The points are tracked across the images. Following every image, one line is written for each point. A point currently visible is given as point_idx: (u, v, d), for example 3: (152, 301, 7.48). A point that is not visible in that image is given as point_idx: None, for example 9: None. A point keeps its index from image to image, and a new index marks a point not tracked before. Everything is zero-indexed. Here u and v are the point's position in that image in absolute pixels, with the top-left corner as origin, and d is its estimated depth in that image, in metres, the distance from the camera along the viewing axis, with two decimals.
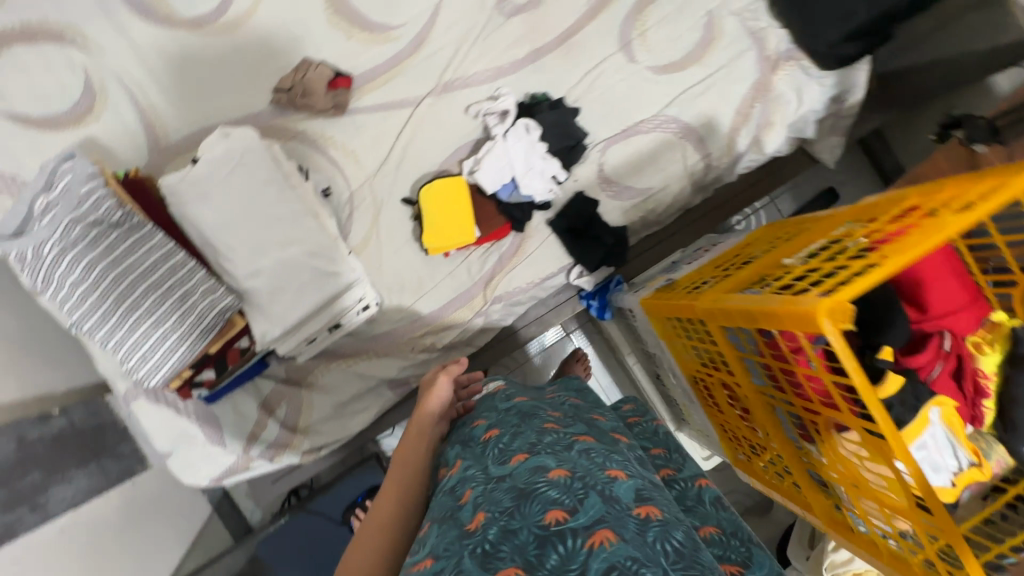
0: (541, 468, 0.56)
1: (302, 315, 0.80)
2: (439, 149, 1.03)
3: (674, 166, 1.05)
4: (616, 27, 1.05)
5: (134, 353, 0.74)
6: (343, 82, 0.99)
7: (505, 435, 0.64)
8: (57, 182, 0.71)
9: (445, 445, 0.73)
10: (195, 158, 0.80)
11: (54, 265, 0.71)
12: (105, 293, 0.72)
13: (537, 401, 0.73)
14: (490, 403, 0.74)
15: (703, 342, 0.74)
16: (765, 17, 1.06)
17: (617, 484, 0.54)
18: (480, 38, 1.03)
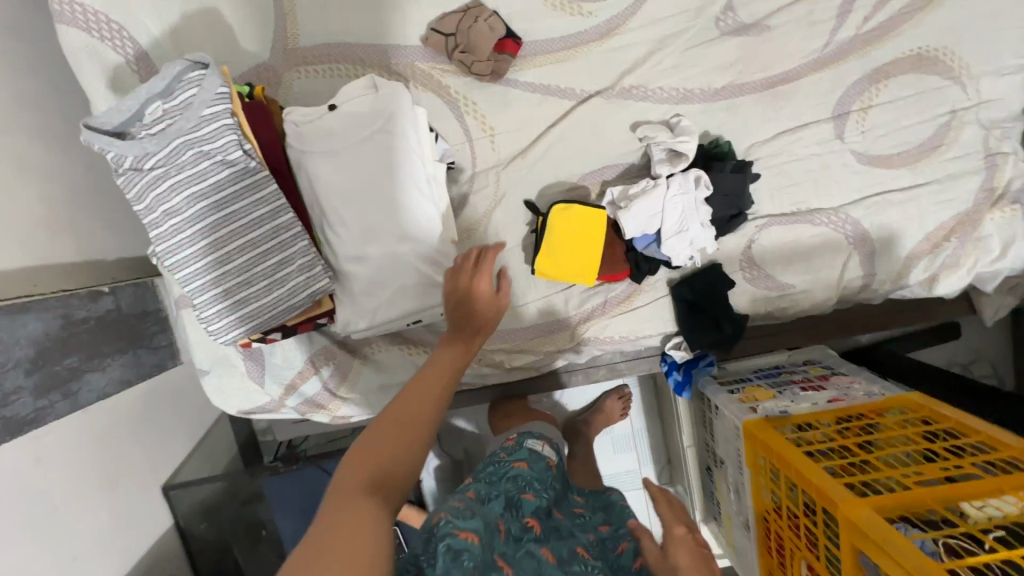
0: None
1: (393, 317, 0.71)
2: (585, 160, 0.89)
3: (829, 272, 0.91)
4: (838, 90, 0.87)
5: (210, 303, 0.66)
6: (511, 47, 0.83)
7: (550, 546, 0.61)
8: (179, 92, 0.61)
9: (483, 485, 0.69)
10: (332, 106, 0.69)
11: (153, 187, 0.62)
12: (197, 233, 0.64)
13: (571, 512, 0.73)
14: (542, 477, 0.74)
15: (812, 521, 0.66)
16: (1012, 142, 0.87)
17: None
18: (680, 49, 0.85)
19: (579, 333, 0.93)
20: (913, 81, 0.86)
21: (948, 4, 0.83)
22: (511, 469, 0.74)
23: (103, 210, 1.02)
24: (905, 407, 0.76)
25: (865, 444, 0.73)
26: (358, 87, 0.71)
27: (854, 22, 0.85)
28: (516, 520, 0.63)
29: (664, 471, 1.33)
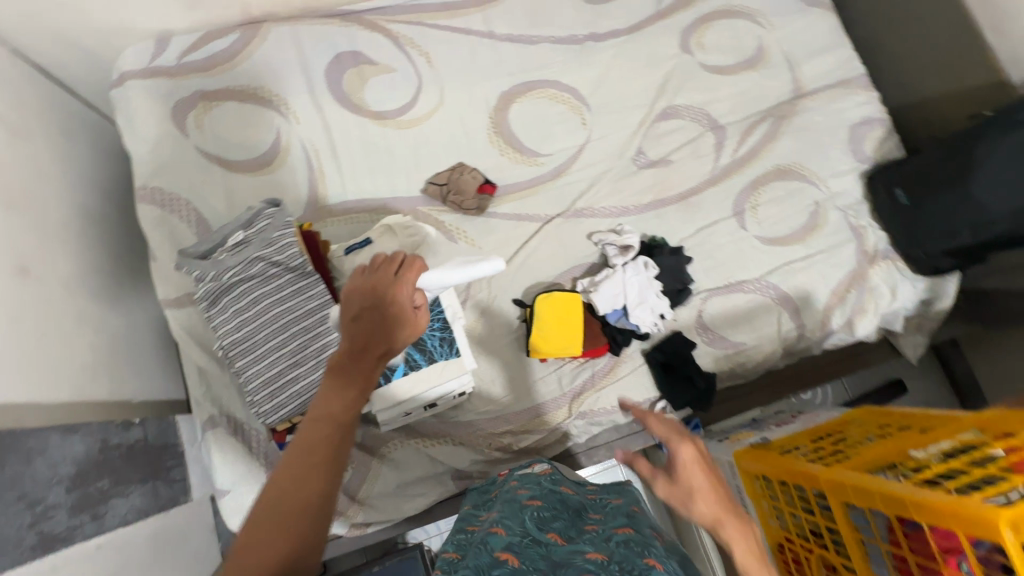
0: (578, 550, 0.59)
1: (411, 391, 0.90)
2: (557, 263, 1.12)
3: (769, 328, 1.11)
4: (732, 196, 1.18)
5: (263, 388, 0.79)
6: (489, 189, 1.12)
7: (546, 513, 0.68)
8: (255, 222, 0.82)
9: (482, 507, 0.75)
10: (367, 240, 0.92)
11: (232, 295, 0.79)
12: (261, 328, 0.79)
13: (574, 493, 0.78)
14: (534, 479, 0.78)
15: (812, 514, 0.75)
16: (866, 218, 1.18)
17: (640, 556, 0.57)
18: (611, 180, 1.17)
19: (576, 407, 1.05)
20: (781, 185, 1.19)
21: (786, 137, 1.21)
22: (505, 489, 0.77)
23: (138, 356, 1.14)
24: (862, 417, 0.89)
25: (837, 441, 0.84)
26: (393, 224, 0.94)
27: (728, 153, 1.20)
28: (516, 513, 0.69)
29: None
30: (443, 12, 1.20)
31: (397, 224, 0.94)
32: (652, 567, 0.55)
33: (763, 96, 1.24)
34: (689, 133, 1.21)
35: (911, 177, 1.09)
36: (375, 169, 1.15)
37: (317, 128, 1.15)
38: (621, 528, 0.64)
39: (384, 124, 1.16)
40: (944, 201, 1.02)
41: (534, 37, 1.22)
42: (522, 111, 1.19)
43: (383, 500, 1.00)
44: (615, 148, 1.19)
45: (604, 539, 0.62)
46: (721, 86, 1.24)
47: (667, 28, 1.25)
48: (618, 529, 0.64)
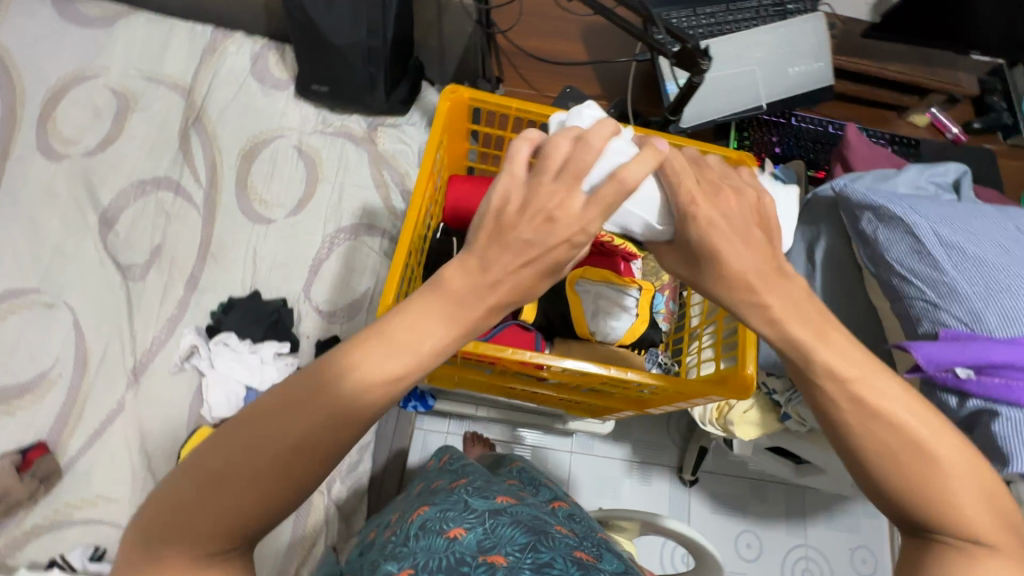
0: (546, 520, 0.65)
1: None
2: (174, 421, 0.99)
3: (370, 259, 1.13)
4: (237, 211, 1.13)
5: None
6: (37, 452, 0.93)
7: (474, 525, 0.61)
8: None
9: (447, 530, 0.60)
10: None
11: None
12: None
13: (386, 526, 0.73)
14: (445, 514, 0.64)
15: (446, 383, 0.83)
16: (336, 118, 1.22)
17: (476, 548, 0.57)
18: (135, 312, 1.04)
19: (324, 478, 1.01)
20: (259, 167, 1.17)
21: (218, 133, 1.18)
22: (416, 528, 0.64)
23: None
24: None
25: None
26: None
27: (195, 188, 1.14)
28: (436, 541, 0.59)
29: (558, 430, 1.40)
30: None
31: (51, 558, 0.89)
32: (492, 565, 0.54)
33: (164, 122, 1.17)
34: (147, 211, 1.10)
35: (311, 71, 1.14)
36: None
37: None
38: (450, 535, 0.59)
39: None
40: (333, 62, 1.10)
41: None
42: None
43: None
44: (102, 290, 1.04)
45: (439, 547, 0.58)
46: (126, 152, 1.13)
47: (22, 164, 1.09)
48: (448, 537, 0.59)
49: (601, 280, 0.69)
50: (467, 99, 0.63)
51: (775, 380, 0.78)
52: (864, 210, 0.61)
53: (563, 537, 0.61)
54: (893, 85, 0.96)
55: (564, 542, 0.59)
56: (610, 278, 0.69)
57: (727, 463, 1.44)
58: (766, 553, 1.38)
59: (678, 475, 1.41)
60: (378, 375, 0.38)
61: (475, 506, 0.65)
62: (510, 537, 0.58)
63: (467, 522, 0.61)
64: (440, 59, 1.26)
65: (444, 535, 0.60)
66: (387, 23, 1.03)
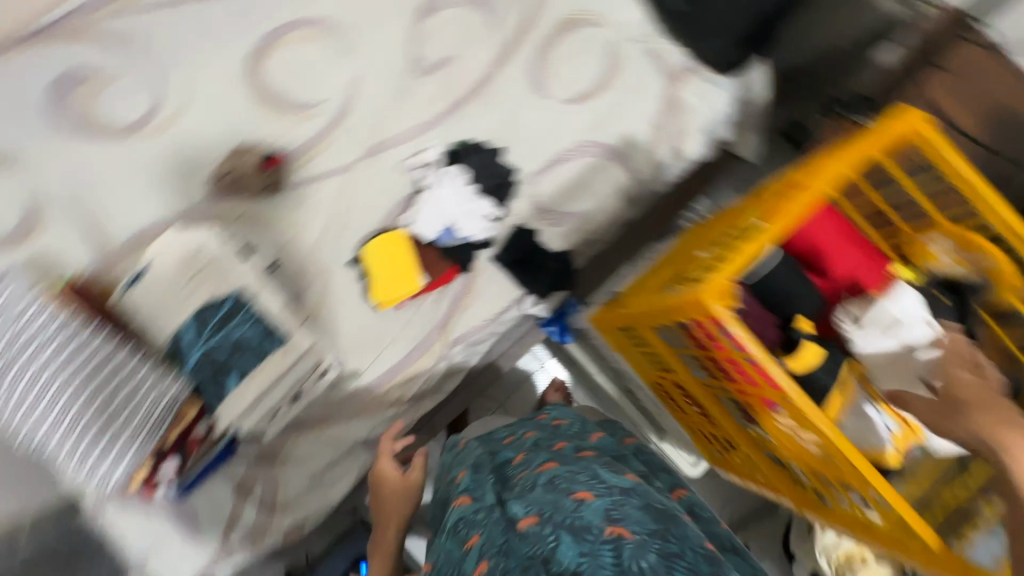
0: (674, 511, 0.64)
1: (276, 378, 0.87)
2: (376, 207, 1.06)
3: (604, 187, 1.12)
4: (526, 68, 1.13)
5: (58, 443, 0.75)
6: (275, 161, 1.04)
7: (602, 494, 0.62)
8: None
9: (577, 491, 0.62)
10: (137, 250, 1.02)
11: (27, 359, 0.73)
12: (58, 404, 0.74)
13: (502, 450, 0.81)
14: (573, 473, 0.66)
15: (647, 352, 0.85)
16: (661, 38, 1.15)
17: (602, 517, 0.58)
18: (402, 99, 1.09)
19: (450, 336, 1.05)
20: (568, 40, 1.14)
21: None
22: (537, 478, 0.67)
23: None
24: (698, 233, 0.91)
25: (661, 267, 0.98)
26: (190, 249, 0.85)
27: (507, 25, 1.13)
28: (564, 499, 0.61)
29: None
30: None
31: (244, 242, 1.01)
32: (619, 538, 0.55)
33: None
34: (460, 19, 1.12)
35: None
36: (157, 189, 1.04)
37: (61, 167, 0.99)
38: (578, 496, 0.61)
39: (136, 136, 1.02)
40: None
41: None
42: (279, 63, 1.05)
43: (306, 495, 1.03)
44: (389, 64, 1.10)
45: (566, 508, 0.60)
46: None
47: None
48: (576, 498, 0.61)
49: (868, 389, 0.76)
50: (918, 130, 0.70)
51: None
52: None
53: (693, 529, 0.60)
54: None
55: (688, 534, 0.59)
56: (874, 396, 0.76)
57: None
58: None
59: None
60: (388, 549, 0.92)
61: (604, 478, 0.65)
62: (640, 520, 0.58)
63: (594, 489, 0.62)
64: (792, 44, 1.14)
65: (573, 493, 0.62)
66: None
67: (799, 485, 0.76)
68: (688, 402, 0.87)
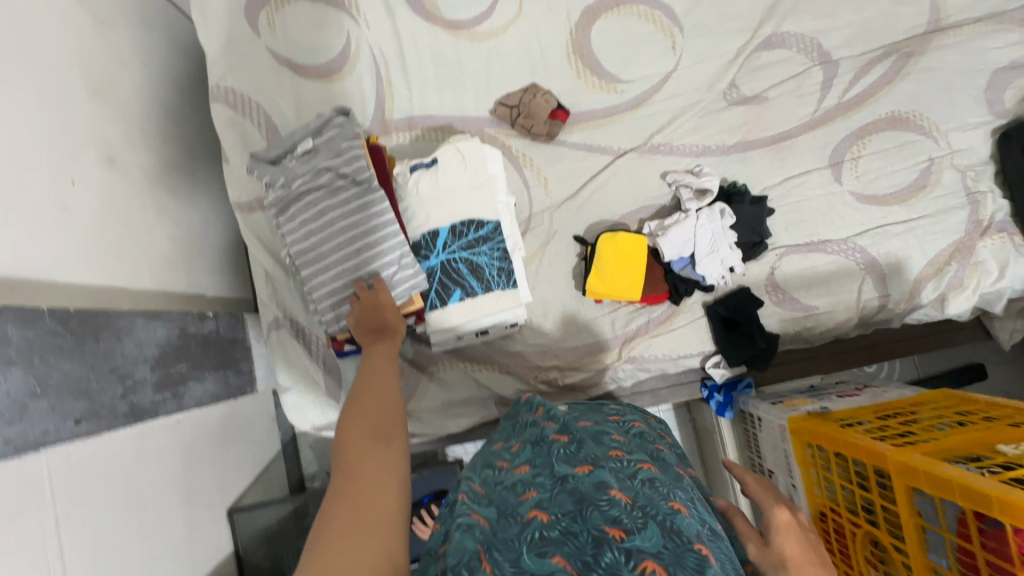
0: None
1: (489, 312, 0.87)
2: (624, 201, 1.06)
3: (848, 295, 1.04)
4: (832, 144, 1.06)
5: (316, 274, 0.80)
6: (561, 115, 1.05)
7: (696, 517, 0.51)
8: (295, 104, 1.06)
9: (674, 501, 0.51)
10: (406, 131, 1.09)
11: (335, 200, 0.79)
12: (338, 244, 0.79)
13: (594, 428, 0.66)
14: (674, 484, 0.56)
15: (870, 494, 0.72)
16: (987, 182, 1.04)
17: (694, 532, 0.48)
18: (698, 115, 1.07)
19: (626, 352, 1.03)
20: (890, 137, 1.05)
21: (909, 79, 1.05)
22: (628, 464, 0.58)
23: (216, 255, 1.20)
24: (936, 400, 0.83)
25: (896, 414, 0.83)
26: (475, 160, 0.88)
27: (836, 93, 1.07)
28: (658, 500, 0.51)
29: None
30: None
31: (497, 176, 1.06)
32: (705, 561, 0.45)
33: (890, 25, 1.07)
34: (793, 67, 1.07)
35: None
36: (449, 89, 1.08)
37: (388, 36, 1.07)
38: (674, 506, 0.51)
39: (457, 35, 1.07)
40: None
41: None
42: (608, 28, 1.07)
43: (429, 415, 1.05)
44: (705, 79, 1.08)
45: (657, 506, 0.50)
46: (844, 11, 1.07)
47: None
48: (670, 505, 0.51)
49: None
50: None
51: None
52: None
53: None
54: None
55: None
56: None
57: None
58: None
59: None
60: (385, 410, 0.61)
61: (696, 508, 0.54)
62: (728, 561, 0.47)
63: (691, 509, 0.52)
64: None
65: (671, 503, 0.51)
66: None
67: None
68: (873, 565, 0.73)
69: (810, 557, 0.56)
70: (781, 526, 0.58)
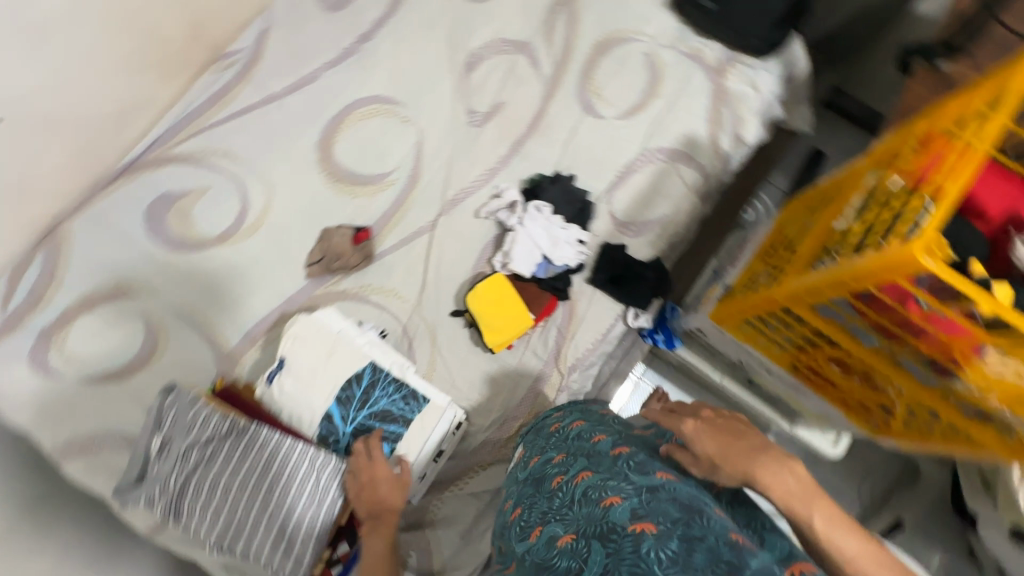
0: (703, 501, 0.55)
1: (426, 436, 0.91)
2: (465, 257, 1.10)
3: (677, 188, 1.13)
4: (574, 96, 1.17)
5: (245, 540, 0.79)
6: (364, 235, 1.09)
7: (630, 494, 0.55)
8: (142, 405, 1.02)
9: (606, 495, 0.56)
10: (257, 342, 1.09)
11: (220, 469, 0.81)
12: (250, 501, 0.80)
13: (540, 467, 0.70)
14: (610, 469, 0.61)
15: (796, 328, 0.75)
16: (694, 39, 1.19)
17: (628, 517, 0.52)
18: (465, 152, 1.15)
19: (563, 366, 1.05)
20: (607, 61, 1.18)
21: (584, 16, 1.20)
22: (570, 483, 0.62)
23: None
24: (792, 211, 0.88)
25: (779, 241, 0.87)
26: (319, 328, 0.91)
27: (546, 62, 1.19)
28: (593, 507, 0.56)
29: None
30: (215, 109, 1.11)
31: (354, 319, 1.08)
32: (640, 534, 0.50)
33: None
34: (502, 68, 1.19)
35: None
36: (262, 287, 1.10)
37: (175, 286, 1.06)
38: (606, 502, 0.55)
39: (233, 242, 1.09)
40: None
41: (313, 77, 1.17)
42: (348, 147, 1.15)
43: (458, 558, 0.98)
44: (448, 124, 1.16)
45: (596, 518, 0.54)
46: (503, 6, 1.21)
47: None
48: (603, 505, 0.55)
49: None
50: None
51: None
52: None
53: (720, 516, 0.52)
54: None
55: (721, 520, 0.51)
56: None
57: None
58: None
59: None
60: None
61: (634, 478, 0.58)
62: (664, 506, 0.52)
63: (623, 490, 0.56)
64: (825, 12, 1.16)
65: (604, 499, 0.56)
66: None
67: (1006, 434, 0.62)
68: (849, 374, 0.76)
69: (721, 439, 0.62)
70: (693, 433, 0.64)
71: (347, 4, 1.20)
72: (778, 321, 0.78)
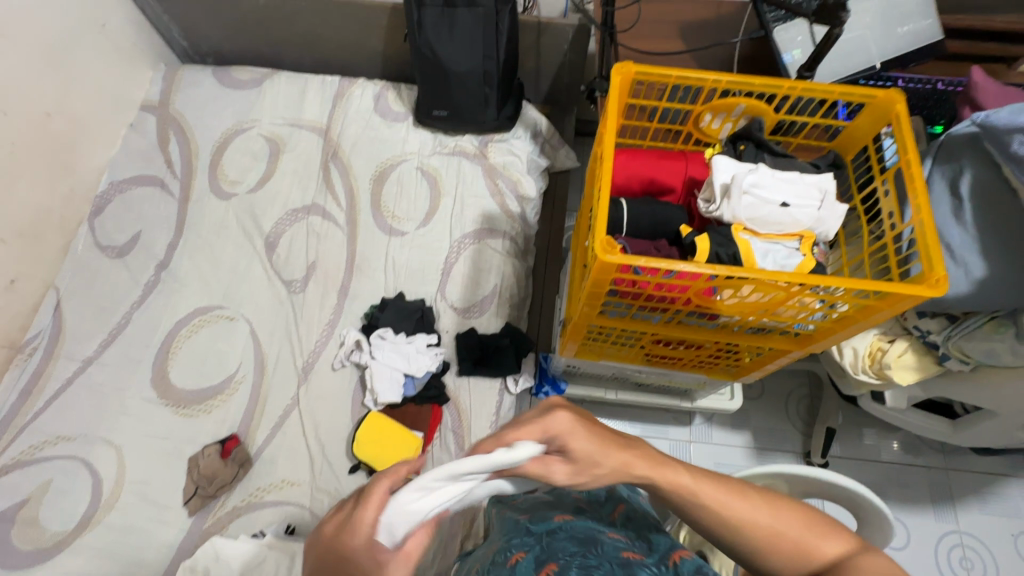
0: (595, 528, 0.60)
1: None
2: (340, 412, 1.10)
3: (494, 259, 1.24)
4: (374, 229, 1.27)
5: None
6: (232, 443, 1.06)
7: (531, 547, 0.56)
8: None
9: (509, 554, 0.56)
10: None
11: None
12: None
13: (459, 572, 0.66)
14: (512, 532, 0.62)
15: (614, 334, 0.84)
16: (450, 140, 1.36)
17: (534, 567, 0.52)
18: (298, 320, 1.18)
19: None
20: (388, 187, 1.31)
21: (352, 162, 1.34)
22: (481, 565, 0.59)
23: None
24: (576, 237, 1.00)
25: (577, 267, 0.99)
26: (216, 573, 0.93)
27: (337, 212, 1.29)
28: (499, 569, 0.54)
29: (676, 417, 1.46)
30: (30, 401, 1.09)
31: (255, 531, 1.01)
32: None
33: (307, 160, 1.34)
34: (301, 234, 1.27)
35: (431, 100, 1.30)
36: (139, 556, 0.99)
37: None
38: (511, 561, 0.54)
39: (96, 522, 1.01)
40: (454, 87, 1.25)
41: (124, 324, 1.17)
42: (183, 369, 1.14)
43: None
44: (273, 304, 1.20)
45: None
46: (280, 185, 1.31)
47: (200, 205, 1.29)
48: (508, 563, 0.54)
49: (771, 239, 0.67)
50: (634, 74, 0.69)
51: (928, 321, 0.80)
52: (1013, 134, 0.68)
53: (613, 539, 0.58)
54: (998, 35, 0.99)
55: (613, 543, 0.56)
56: (776, 237, 0.67)
57: (857, 448, 1.45)
58: (916, 541, 1.36)
59: (805, 459, 1.43)
60: None
61: (531, 530, 0.60)
62: (564, 545, 0.55)
63: (525, 545, 0.56)
64: (535, 79, 1.40)
65: (508, 560, 0.55)
66: (500, 48, 1.18)
67: (790, 334, 0.73)
68: (677, 345, 0.85)
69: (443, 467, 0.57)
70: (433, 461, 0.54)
71: (133, 246, 1.24)
72: (602, 335, 0.87)
